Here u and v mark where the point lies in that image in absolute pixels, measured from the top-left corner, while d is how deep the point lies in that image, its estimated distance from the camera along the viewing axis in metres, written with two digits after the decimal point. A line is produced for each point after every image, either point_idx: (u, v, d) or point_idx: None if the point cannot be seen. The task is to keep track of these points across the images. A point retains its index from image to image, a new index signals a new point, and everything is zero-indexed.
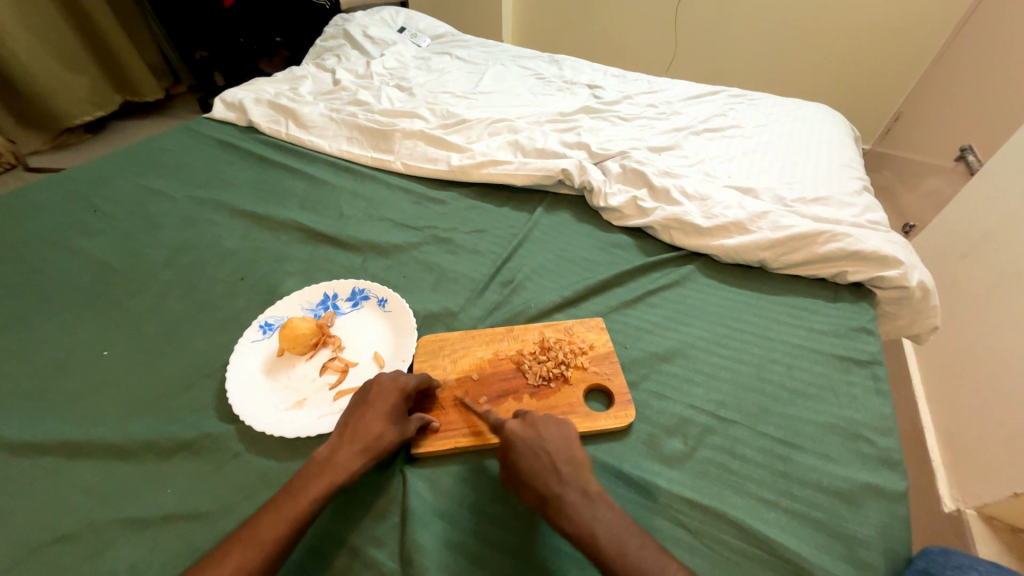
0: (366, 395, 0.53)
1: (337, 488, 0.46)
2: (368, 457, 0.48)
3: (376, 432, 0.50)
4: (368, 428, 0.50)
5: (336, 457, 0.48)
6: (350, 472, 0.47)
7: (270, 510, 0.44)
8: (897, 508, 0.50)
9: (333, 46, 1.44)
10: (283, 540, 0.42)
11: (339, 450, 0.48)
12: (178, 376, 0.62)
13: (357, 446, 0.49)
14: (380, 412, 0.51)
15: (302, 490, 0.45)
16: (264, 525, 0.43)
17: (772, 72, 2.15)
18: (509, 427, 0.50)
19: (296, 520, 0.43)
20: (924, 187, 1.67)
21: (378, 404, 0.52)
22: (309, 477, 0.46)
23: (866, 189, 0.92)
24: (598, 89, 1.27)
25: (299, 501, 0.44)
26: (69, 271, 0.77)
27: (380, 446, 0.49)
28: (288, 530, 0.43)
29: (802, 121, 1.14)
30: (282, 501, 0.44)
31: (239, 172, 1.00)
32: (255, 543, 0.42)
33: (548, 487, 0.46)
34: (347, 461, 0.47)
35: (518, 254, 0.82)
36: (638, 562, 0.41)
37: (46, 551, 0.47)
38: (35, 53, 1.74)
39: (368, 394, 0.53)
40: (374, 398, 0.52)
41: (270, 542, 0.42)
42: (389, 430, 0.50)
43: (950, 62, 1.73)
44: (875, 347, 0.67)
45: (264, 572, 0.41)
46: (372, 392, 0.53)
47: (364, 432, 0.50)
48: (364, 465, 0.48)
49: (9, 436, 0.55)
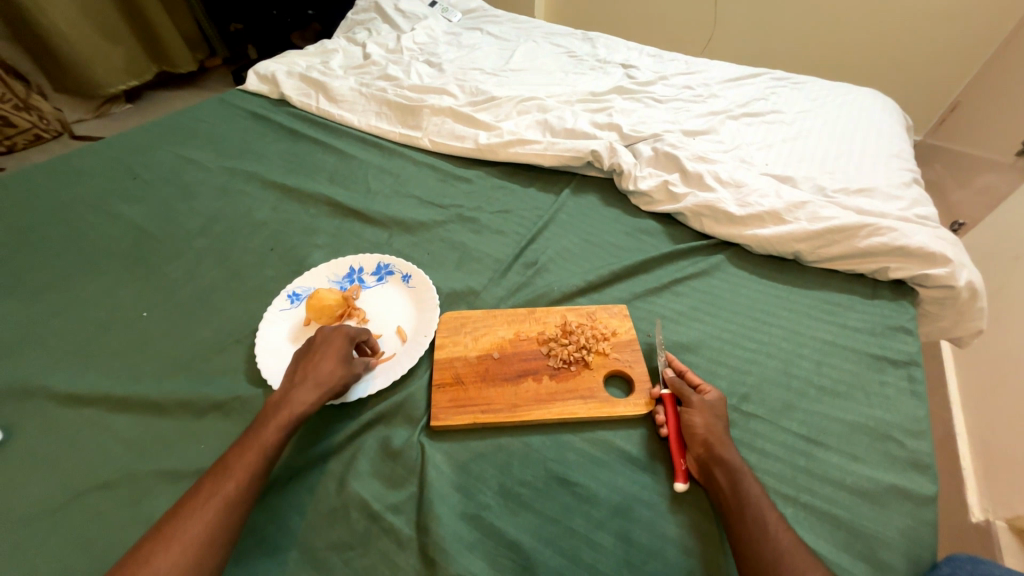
0: (312, 343, 0.56)
1: (298, 420, 0.49)
2: (323, 391, 0.51)
3: (328, 371, 0.53)
4: (319, 367, 0.53)
5: (290, 395, 0.50)
6: (308, 405, 0.50)
7: (235, 450, 0.46)
8: (925, 512, 0.49)
9: (364, 19, 1.42)
10: (257, 467, 0.45)
11: (293, 391, 0.51)
12: (211, 340, 0.65)
13: (310, 383, 0.52)
14: (328, 353, 0.54)
15: (265, 427, 0.48)
16: (234, 460, 0.45)
17: (819, 56, 2.03)
18: (723, 400, 0.54)
19: (264, 450, 0.46)
20: (978, 183, 1.58)
21: (325, 347, 0.55)
22: (268, 416, 0.49)
23: (916, 182, 0.87)
24: (632, 68, 1.22)
25: (264, 435, 0.47)
26: (112, 234, 0.81)
27: (334, 380, 0.53)
28: (259, 460, 0.46)
29: (850, 107, 1.07)
30: (246, 440, 0.47)
31: (271, 144, 1.02)
32: (228, 476, 0.44)
33: (734, 451, 0.49)
34: (303, 397, 0.50)
35: (543, 236, 0.81)
36: (778, 538, 0.43)
37: (90, 494, 0.50)
38: (73, 21, 1.79)
39: (313, 342, 0.56)
40: (318, 345, 0.55)
41: (245, 471, 0.45)
42: (340, 368, 0.54)
43: (1019, 47, 1.59)
44: (913, 348, 0.64)
45: (242, 496, 0.44)
46: (316, 341, 0.56)
47: (315, 371, 0.52)
48: (321, 397, 0.51)
49: (58, 387, 0.59)
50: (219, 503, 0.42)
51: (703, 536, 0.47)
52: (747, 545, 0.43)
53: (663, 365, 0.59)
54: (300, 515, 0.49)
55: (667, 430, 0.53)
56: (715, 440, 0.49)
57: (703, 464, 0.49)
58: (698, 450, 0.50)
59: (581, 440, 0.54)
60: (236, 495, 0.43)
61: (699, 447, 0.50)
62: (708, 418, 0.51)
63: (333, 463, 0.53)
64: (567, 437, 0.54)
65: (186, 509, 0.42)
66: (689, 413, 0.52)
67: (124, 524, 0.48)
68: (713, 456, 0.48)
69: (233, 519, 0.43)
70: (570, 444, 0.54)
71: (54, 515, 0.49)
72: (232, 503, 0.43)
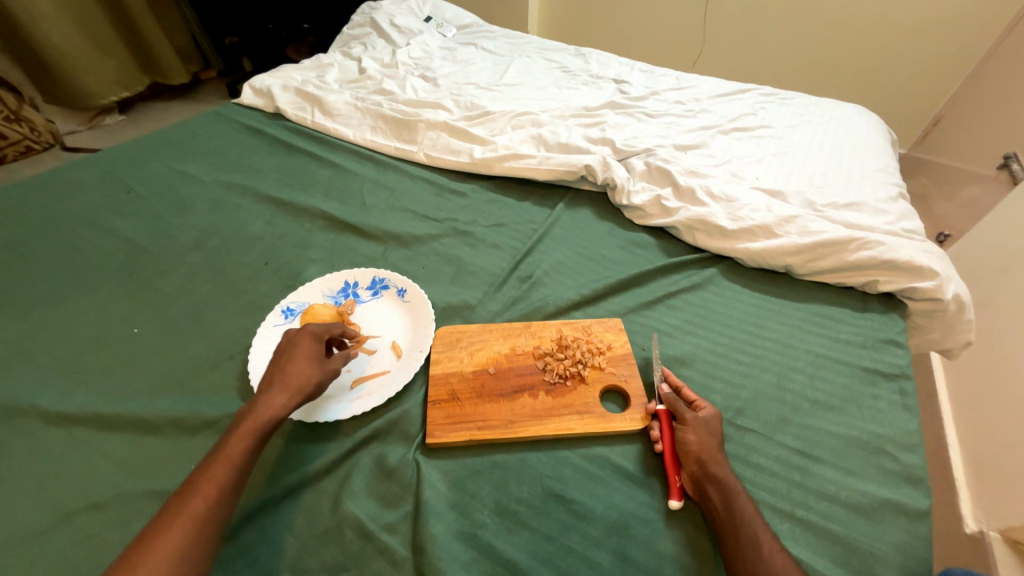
0: (281, 347, 0.54)
1: (269, 427, 0.48)
2: (290, 394, 0.50)
3: (295, 373, 0.52)
4: (288, 370, 0.52)
5: (258, 403, 0.49)
6: (277, 410, 0.49)
7: (204, 465, 0.45)
8: (919, 526, 0.49)
9: (360, 35, 1.44)
10: (227, 482, 0.44)
11: (261, 397, 0.50)
12: (203, 356, 0.64)
13: (278, 388, 0.50)
14: (298, 355, 0.53)
15: (233, 438, 0.47)
16: (202, 477, 0.44)
17: (805, 70, 2.08)
18: (713, 412, 0.54)
19: (234, 462, 0.45)
20: (963, 195, 1.61)
21: (293, 349, 0.54)
22: (234, 428, 0.48)
23: (902, 196, 0.89)
24: (624, 84, 1.25)
25: (232, 449, 0.46)
26: (103, 249, 0.80)
27: (304, 382, 0.51)
28: (228, 474, 0.45)
29: (837, 122, 1.10)
30: (213, 454, 0.46)
31: (266, 158, 1.02)
32: (197, 493, 0.43)
33: (726, 469, 0.49)
34: (271, 401, 0.49)
35: (538, 249, 0.81)
36: (770, 560, 0.42)
37: (75, 517, 0.49)
38: (67, 35, 1.80)
39: (282, 347, 0.55)
40: (287, 348, 0.54)
41: (214, 486, 0.44)
42: (309, 370, 0.52)
43: (999, 64, 1.64)
44: (904, 360, 0.64)
45: (212, 511, 0.42)
46: (285, 344, 0.55)
47: (282, 375, 0.51)
48: (290, 401, 0.50)
49: (45, 406, 0.58)
50: (189, 523, 0.41)
51: (699, 553, 0.47)
52: (739, 566, 0.43)
53: (658, 380, 0.60)
54: (293, 536, 0.48)
55: (662, 446, 0.53)
56: (709, 457, 0.49)
57: (697, 482, 0.49)
58: (692, 468, 0.50)
59: (577, 455, 0.54)
60: (205, 512, 0.42)
61: (693, 464, 0.50)
62: (700, 436, 0.51)
63: (326, 482, 0.52)
64: (563, 453, 0.54)
65: (154, 532, 0.40)
66: (681, 433, 0.52)
67: (111, 548, 0.47)
68: (706, 473, 0.48)
69: (204, 535, 0.41)
70: (566, 459, 0.54)
71: (37, 540, 0.47)
72: (202, 522, 0.42)
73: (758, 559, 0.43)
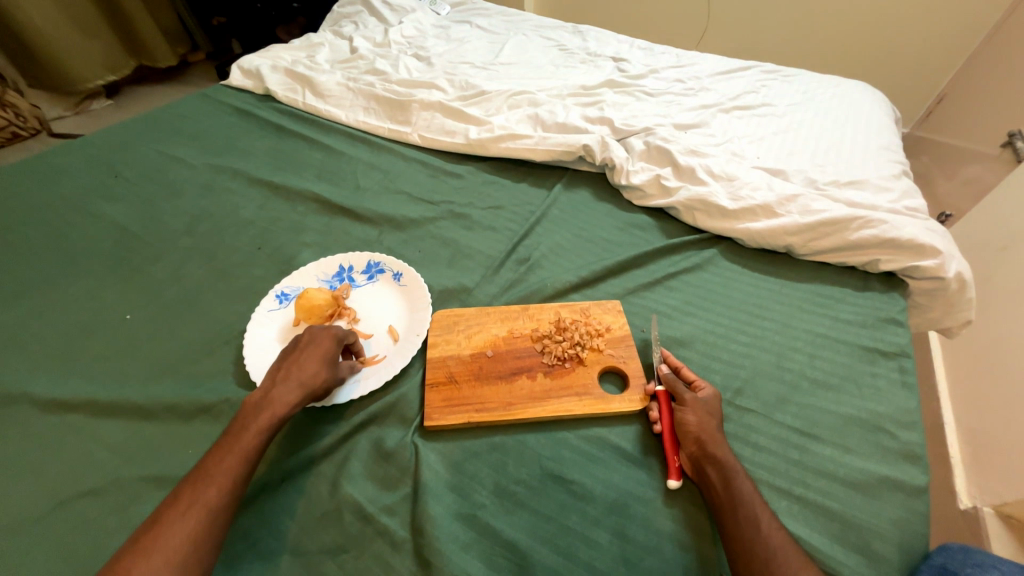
0: (299, 341, 0.54)
1: (281, 421, 0.48)
2: (304, 393, 0.50)
3: (311, 371, 0.52)
4: (303, 367, 0.52)
5: (272, 396, 0.49)
6: (289, 406, 0.49)
7: (215, 454, 0.45)
8: (916, 503, 0.49)
9: (351, 13, 1.39)
10: (239, 473, 0.44)
11: (276, 390, 0.50)
12: (198, 342, 0.63)
13: (293, 383, 0.50)
14: (313, 352, 0.53)
15: (245, 430, 0.46)
16: (213, 466, 0.44)
17: (808, 47, 2.03)
18: (710, 393, 0.54)
19: (245, 455, 0.45)
20: (964, 174, 1.60)
21: (311, 346, 0.53)
22: (247, 419, 0.47)
23: (905, 174, 0.87)
24: (623, 62, 1.21)
25: (244, 441, 0.46)
26: (93, 234, 0.78)
27: (318, 382, 0.51)
28: (239, 466, 0.44)
29: (840, 100, 1.07)
30: (225, 445, 0.46)
31: (257, 140, 0.99)
32: (207, 483, 0.43)
33: (724, 450, 0.49)
34: (285, 396, 0.49)
35: (535, 231, 0.80)
36: (768, 538, 0.43)
37: (72, 503, 0.49)
38: (50, 15, 1.74)
39: (300, 340, 0.54)
40: (306, 343, 0.54)
41: (226, 477, 0.43)
42: (324, 370, 0.52)
43: (1005, 39, 1.60)
44: (904, 339, 0.64)
45: (223, 503, 0.42)
46: (303, 339, 0.54)
47: (298, 371, 0.51)
48: (303, 398, 0.50)
49: (37, 394, 0.57)
50: (200, 513, 0.41)
51: (699, 532, 0.47)
52: (737, 544, 0.43)
53: (657, 362, 0.59)
54: (292, 520, 0.48)
55: (661, 426, 0.53)
56: (708, 437, 0.49)
57: (696, 462, 0.49)
58: (691, 448, 0.49)
59: (576, 437, 0.54)
60: (216, 503, 0.42)
61: (692, 444, 0.50)
62: (699, 416, 0.51)
63: (325, 466, 0.52)
64: (561, 434, 0.54)
65: (164, 520, 0.40)
66: (679, 415, 0.52)
67: (110, 533, 0.47)
68: (705, 453, 0.48)
69: (216, 527, 0.41)
70: (565, 441, 0.53)
71: (34, 525, 0.47)
72: (213, 512, 0.41)
73: (757, 537, 0.43)
